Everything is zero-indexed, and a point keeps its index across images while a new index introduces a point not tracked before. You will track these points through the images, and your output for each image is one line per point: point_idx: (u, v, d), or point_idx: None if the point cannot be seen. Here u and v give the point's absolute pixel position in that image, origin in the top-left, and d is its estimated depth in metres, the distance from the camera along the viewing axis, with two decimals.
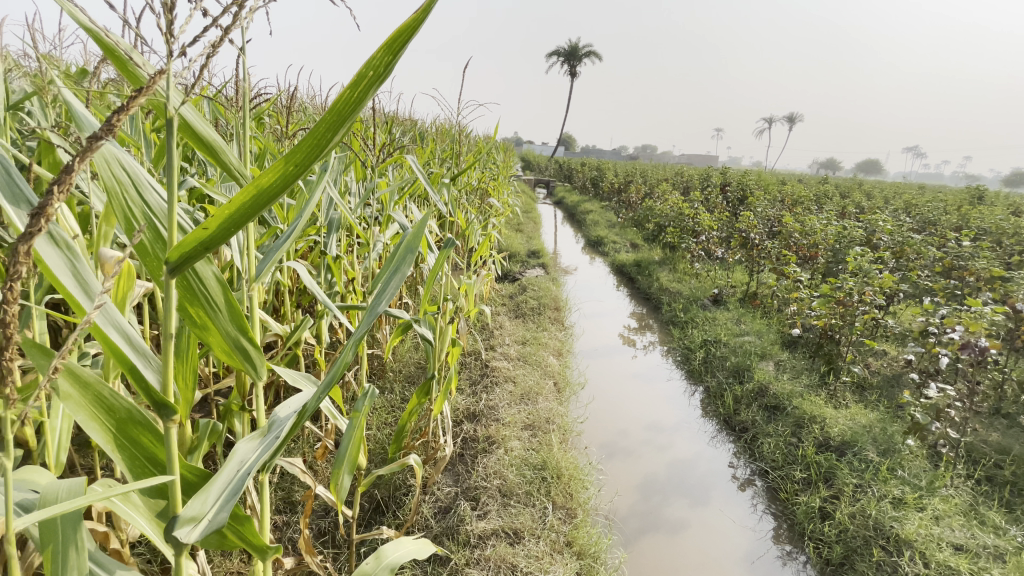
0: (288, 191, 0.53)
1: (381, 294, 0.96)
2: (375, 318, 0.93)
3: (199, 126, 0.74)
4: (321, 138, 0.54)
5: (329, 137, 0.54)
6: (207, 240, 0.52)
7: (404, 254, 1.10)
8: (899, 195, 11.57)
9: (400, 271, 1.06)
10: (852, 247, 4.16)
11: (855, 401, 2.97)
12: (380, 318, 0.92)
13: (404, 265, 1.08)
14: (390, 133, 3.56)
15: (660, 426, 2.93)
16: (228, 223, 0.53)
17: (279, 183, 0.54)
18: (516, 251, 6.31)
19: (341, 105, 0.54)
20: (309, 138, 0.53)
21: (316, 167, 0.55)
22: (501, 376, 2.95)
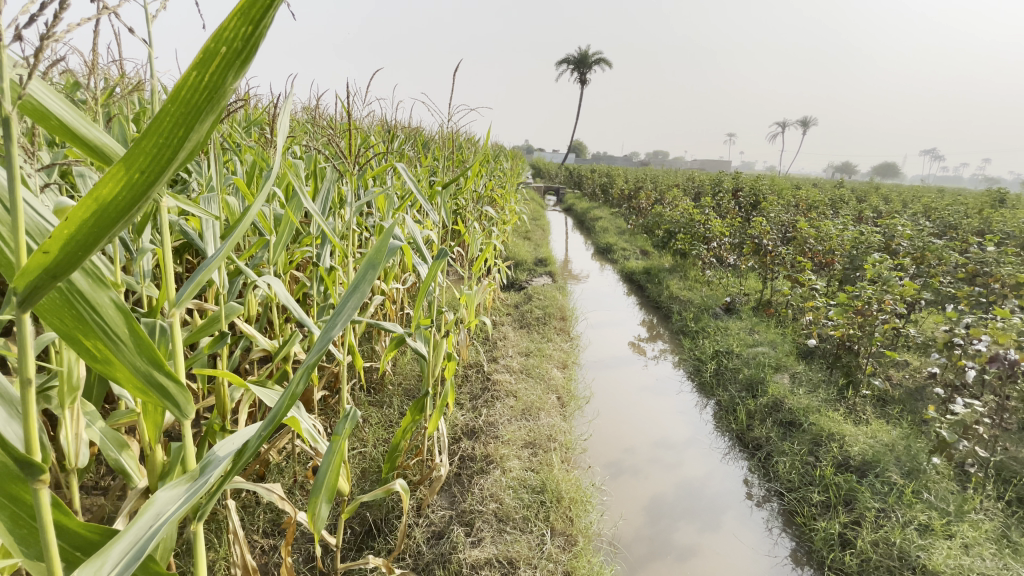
0: (144, 198, 0.50)
1: (336, 316, 0.89)
2: (327, 343, 0.85)
3: (77, 126, 0.62)
4: (170, 134, 0.50)
5: (179, 131, 0.50)
6: (55, 265, 0.48)
7: (366, 270, 1.03)
8: (917, 198, 11.26)
9: (360, 288, 0.99)
10: (870, 253, 4.00)
11: (875, 416, 2.81)
12: (333, 341, 0.85)
13: (364, 282, 1.00)
14: (390, 141, 3.51)
15: (669, 442, 2.80)
16: (74, 239, 0.48)
17: (129, 188, 0.49)
18: (524, 260, 6.22)
19: (187, 94, 0.49)
20: (151, 135, 0.48)
21: (171, 165, 0.51)
22: (502, 390, 2.85)
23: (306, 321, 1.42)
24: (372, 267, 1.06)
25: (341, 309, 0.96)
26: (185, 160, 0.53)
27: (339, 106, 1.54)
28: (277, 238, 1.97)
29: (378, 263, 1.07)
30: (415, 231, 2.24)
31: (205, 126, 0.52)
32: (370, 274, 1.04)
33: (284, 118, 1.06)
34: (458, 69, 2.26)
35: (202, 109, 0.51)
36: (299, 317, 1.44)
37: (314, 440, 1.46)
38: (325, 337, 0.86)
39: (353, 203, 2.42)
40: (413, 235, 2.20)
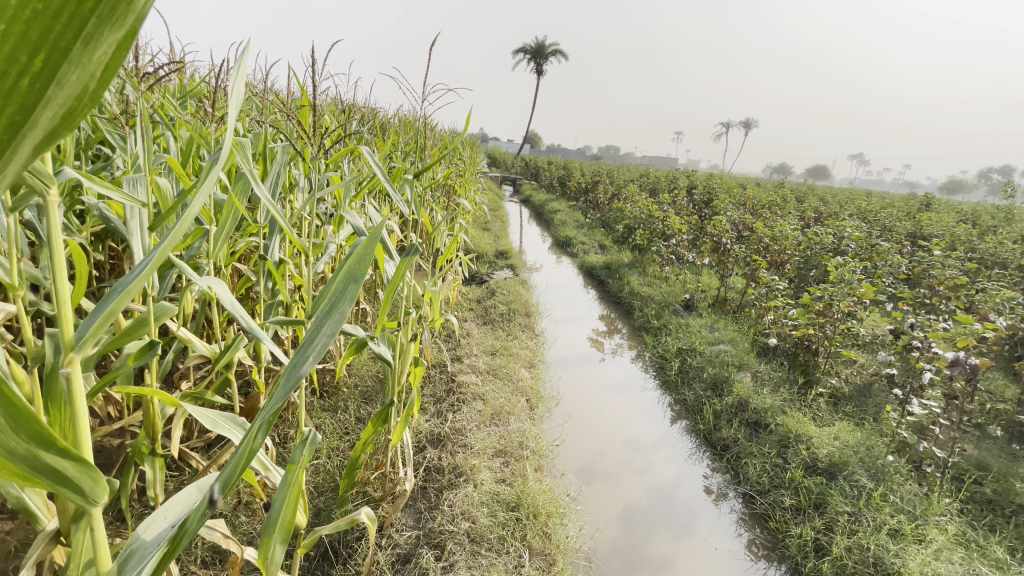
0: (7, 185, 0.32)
1: (308, 349, 0.71)
2: (295, 383, 0.67)
3: None
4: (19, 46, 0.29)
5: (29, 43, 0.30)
6: None
7: (346, 284, 0.84)
8: (849, 200, 11.95)
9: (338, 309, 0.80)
10: (824, 253, 4.11)
11: (832, 415, 2.88)
12: (303, 382, 0.67)
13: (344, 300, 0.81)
14: (345, 123, 3.23)
15: (639, 444, 2.74)
16: None
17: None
18: (483, 252, 6.04)
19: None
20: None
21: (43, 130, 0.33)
22: (468, 393, 2.70)
23: (257, 332, 1.21)
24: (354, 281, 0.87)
25: (315, 334, 0.77)
26: (57, 120, 0.34)
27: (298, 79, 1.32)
28: (220, 227, 1.72)
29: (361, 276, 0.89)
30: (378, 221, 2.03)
31: (94, 53, 0.33)
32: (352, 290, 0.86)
33: (236, 83, 0.84)
34: (432, 45, 2.06)
35: (92, 18, 0.32)
36: (248, 329, 1.22)
37: (265, 469, 1.26)
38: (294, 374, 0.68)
39: (307, 190, 2.17)
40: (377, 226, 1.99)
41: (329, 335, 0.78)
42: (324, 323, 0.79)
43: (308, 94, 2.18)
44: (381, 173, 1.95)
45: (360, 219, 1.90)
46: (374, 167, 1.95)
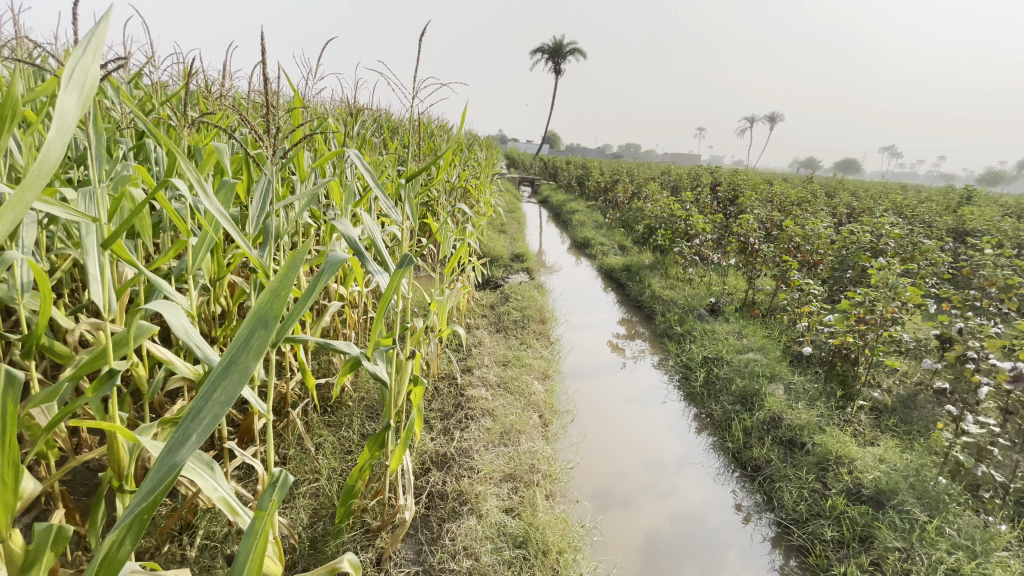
0: None
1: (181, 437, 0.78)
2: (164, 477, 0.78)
3: None
4: None
5: None
6: None
7: (247, 339, 0.84)
8: (883, 195, 11.40)
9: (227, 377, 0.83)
10: (862, 254, 3.82)
11: (874, 433, 2.63)
12: (174, 475, 0.78)
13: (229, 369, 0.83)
14: (349, 125, 3.12)
15: (661, 464, 2.55)
16: None
17: None
18: (499, 255, 5.88)
19: None
20: None
21: None
22: (477, 408, 2.55)
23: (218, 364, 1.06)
24: (264, 325, 0.85)
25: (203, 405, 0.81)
26: None
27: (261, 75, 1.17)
28: (202, 237, 1.60)
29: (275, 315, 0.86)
30: (373, 227, 1.88)
31: None
32: (260, 337, 0.85)
33: (86, 64, 0.72)
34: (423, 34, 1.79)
35: None
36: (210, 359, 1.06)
37: (232, 514, 1.12)
38: (167, 464, 0.77)
39: (299, 198, 2.05)
40: (372, 234, 1.84)
41: (222, 402, 0.82)
42: (220, 387, 0.82)
43: (300, 97, 2.05)
44: (373, 178, 1.79)
45: (352, 226, 1.76)
46: (366, 169, 1.79)
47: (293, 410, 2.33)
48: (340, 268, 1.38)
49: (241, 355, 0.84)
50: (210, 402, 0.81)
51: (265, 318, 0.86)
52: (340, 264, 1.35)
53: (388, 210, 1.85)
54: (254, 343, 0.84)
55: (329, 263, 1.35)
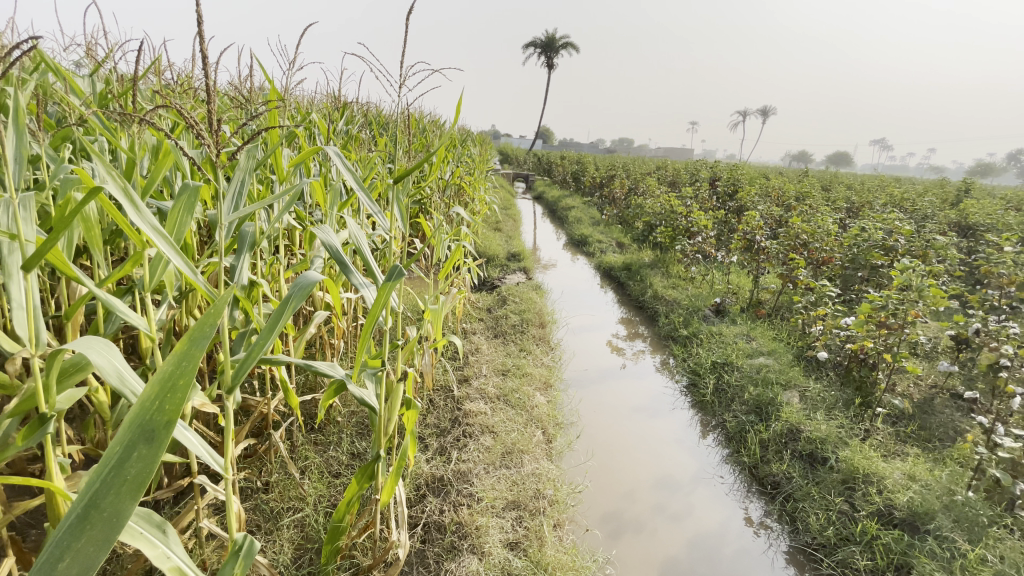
0: None
1: None
2: None
3: None
4: None
5: None
6: None
7: (122, 466, 0.70)
8: (880, 188, 11.29)
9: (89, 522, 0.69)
10: (874, 252, 3.67)
11: (896, 445, 2.49)
12: None
13: (94, 510, 0.69)
14: (335, 120, 2.91)
15: (674, 481, 2.38)
16: None
17: None
18: (495, 254, 5.70)
19: None
20: None
21: None
22: (476, 425, 2.37)
23: None
24: (145, 443, 0.70)
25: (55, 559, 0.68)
26: None
27: (209, 61, 0.98)
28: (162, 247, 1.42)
29: (162, 427, 0.71)
30: (358, 233, 1.68)
31: None
32: (138, 462, 0.70)
33: None
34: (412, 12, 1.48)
35: None
36: None
37: None
38: None
39: (279, 202, 1.86)
40: (357, 241, 1.64)
41: (84, 557, 0.69)
42: (80, 537, 0.69)
43: (279, 91, 1.86)
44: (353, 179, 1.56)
45: (334, 233, 1.56)
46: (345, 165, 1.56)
47: (276, 432, 2.15)
48: (312, 289, 1.22)
49: (109, 492, 0.70)
50: (65, 560, 0.68)
51: (149, 431, 0.71)
52: (311, 288, 1.20)
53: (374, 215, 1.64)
54: (130, 473, 0.70)
55: (296, 286, 1.20)
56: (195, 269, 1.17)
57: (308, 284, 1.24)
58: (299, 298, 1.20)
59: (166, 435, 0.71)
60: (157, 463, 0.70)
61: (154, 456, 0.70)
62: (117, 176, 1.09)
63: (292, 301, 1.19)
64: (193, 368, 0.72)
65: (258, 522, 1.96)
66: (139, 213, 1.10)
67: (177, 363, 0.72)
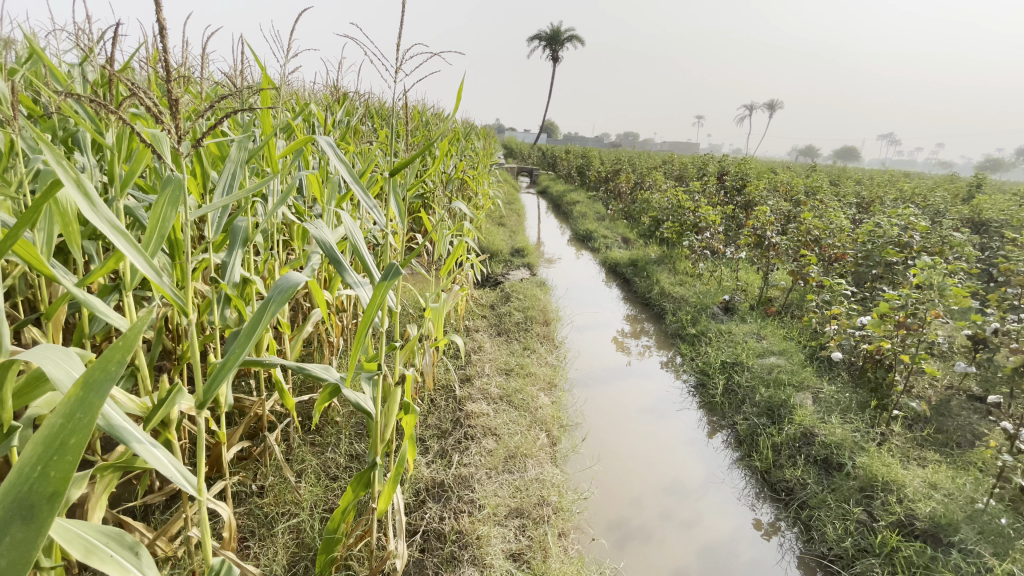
0: None
1: None
2: None
3: None
4: None
5: None
6: None
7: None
8: (890, 183, 11.08)
9: None
10: (890, 248, 3.56)
11: (913, 452, 2.40)
12: None
13: None
14: (334, 112, 2.82)
15: (683, 486, 2.30)
16: None
17: None
18: (499, 250, 5.61)
19: None
20: None
21: None
22: (478, 427, 2.29)
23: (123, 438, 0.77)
24: (25, 517, 0.60)
25: None
26: None
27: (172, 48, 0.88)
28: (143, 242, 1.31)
29: (46, 497, 0.60)
30: (354, 229, 1.59)
31: None
32: (17, 536, 0.60)
33: None
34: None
35: None
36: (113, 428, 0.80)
37: None
38: None
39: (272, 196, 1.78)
40: (353, 237, 1.55)
41: None
42: None
43: (272, 77, 1.76)
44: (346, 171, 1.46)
45: (329, 229, 1.47)
46: (338, 156, 1.45)
47: (271, 434, 2.07)
48: (294, 291, 1.16)
49: None
50: None
51: (30, 503, 0.60)
52: (292, 289, 1.14)
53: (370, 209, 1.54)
54: (8, 550, 0.60)
55: (277, 287, 1.14)
56: (159, 270, 1.06)
57: (289, 286, 1.18)
58: (281, 300, 1.14)
59: (48, 511, 0.60)
60: (40, 542, 0.60)
61: (36, 533, 0.60)
62: (71, 165, 0.98)
63: (273, 302, 1.12)
64: (87, 426, 0.60)
65: (252, 527, 1.90)
66: (95, 208, 0.99)
67: (70, 416, 0.59)
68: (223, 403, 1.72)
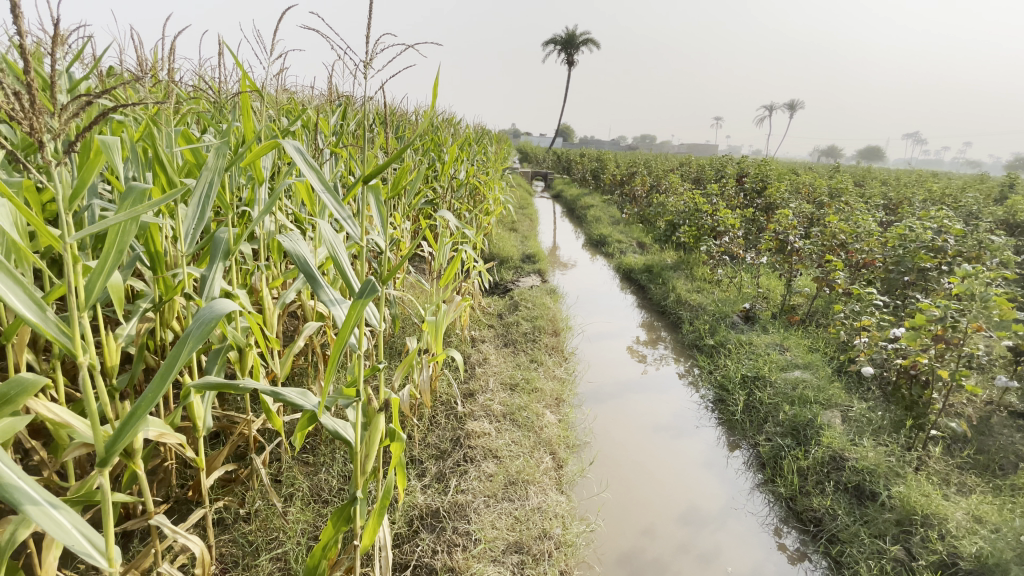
0: None
1: None
2: None
3: None
4: None
5: None
6: None
7: None
8: (918, 183, 10.64)
9: None
10: (923, 253, 3.32)
11: (953, 479, 2.19)
12: None
13: None
14: (332, 117, 2.72)
15: (699, 514, 2.12)
16: None
17: None
18: (509, 256, 5.48)
19: None
20: None
21: None
22: (479, 448, 2.15)
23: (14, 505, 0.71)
24: None
25: None
26: None
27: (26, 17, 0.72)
28: (100, 258, 1.22)
29: None
30: (335, 241, 1.45)
31: None
32: None
33: None
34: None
35: None
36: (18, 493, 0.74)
37: None
38: None
39: (254, 205, 1.67)
40: (333, 250, 1.41)
41: None
42: None
43: (252, 79, 1.64)
44: (318, 176, 1.33)
45: (305, 243, 1.35)
46: (309, 163, 1.32)
47: (258, 456, 1.96)
48: (216, 322, 1.11)
49: None
50: None
51: None
52: (212, 323, 1.09)
53: (348, 218, 1.41)
54: None
55: (197, 320, 1.09)
56: (40, 306, 0.95)
57: (214, 315, 1.13)
58: (202, 334, 1.09)
59: None
60: None
61: None
62: None
63: (192, 337, 1.07)
64: None
65: (236, 557, 1.78)
66: None
67: None
68: (201, 425, 1.61)
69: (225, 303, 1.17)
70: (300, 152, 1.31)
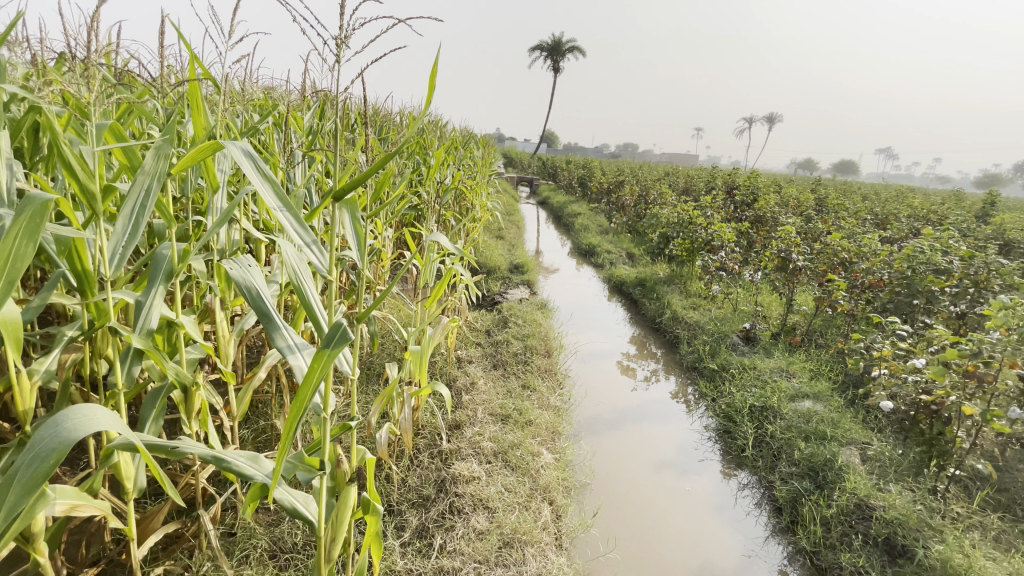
0: None
1: None
2: None
3: None
4: None
5: None
6: None
7: None
8: (900, 199, 10.71)
9: None
10: (933, 277, 3.16)
11: (986, 532, 2.00)
12: None
13: None
14: (308, 115, 2.43)
15: (716, 572, 1.89)
16: None
17: None
18: (496, 266, 5.22)
19: None
20: None
21: None
22: (468, 496, 1.89)
23: None
24: None
25: None
26: None
27: None
28: None
29: None
30: (299, 266, 1.13)
31: None
32: None
33: None
34: None
35: None
36: None
37: None
38: None
39: (208, 222, 1.37)
40: (298, 280, 1.10)
41: None
42: None
43: (203, 65, 1.34)
44: (272, 190, 1.04)
45: (258, 271, 1.06)
46: (262, 172, 1.03)
47: (207, 510, 1.66)
48: (54, 458, 0.85)
49: None
50: None
51: None
52: (44, 460, 0.84)
53: (311, 246, 1.08)
54: None
55: (28, 454, 0.84)
56: None
57: (59, 444, 0.86)
58: (33, 474, 0.84)
59: None
60: None
61: None
62: None
63: (19, 480, 0.84)
64: None
65: None
66: None
67: None
68: (131, 487, 1.31)
69: (76, 420, 0.88)
70: (250, 157, 1.02)
